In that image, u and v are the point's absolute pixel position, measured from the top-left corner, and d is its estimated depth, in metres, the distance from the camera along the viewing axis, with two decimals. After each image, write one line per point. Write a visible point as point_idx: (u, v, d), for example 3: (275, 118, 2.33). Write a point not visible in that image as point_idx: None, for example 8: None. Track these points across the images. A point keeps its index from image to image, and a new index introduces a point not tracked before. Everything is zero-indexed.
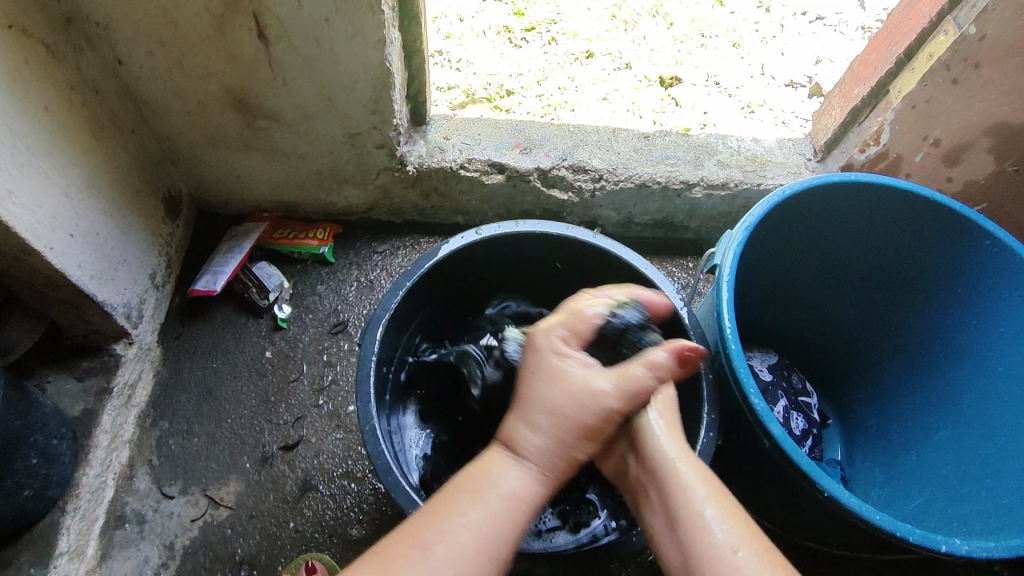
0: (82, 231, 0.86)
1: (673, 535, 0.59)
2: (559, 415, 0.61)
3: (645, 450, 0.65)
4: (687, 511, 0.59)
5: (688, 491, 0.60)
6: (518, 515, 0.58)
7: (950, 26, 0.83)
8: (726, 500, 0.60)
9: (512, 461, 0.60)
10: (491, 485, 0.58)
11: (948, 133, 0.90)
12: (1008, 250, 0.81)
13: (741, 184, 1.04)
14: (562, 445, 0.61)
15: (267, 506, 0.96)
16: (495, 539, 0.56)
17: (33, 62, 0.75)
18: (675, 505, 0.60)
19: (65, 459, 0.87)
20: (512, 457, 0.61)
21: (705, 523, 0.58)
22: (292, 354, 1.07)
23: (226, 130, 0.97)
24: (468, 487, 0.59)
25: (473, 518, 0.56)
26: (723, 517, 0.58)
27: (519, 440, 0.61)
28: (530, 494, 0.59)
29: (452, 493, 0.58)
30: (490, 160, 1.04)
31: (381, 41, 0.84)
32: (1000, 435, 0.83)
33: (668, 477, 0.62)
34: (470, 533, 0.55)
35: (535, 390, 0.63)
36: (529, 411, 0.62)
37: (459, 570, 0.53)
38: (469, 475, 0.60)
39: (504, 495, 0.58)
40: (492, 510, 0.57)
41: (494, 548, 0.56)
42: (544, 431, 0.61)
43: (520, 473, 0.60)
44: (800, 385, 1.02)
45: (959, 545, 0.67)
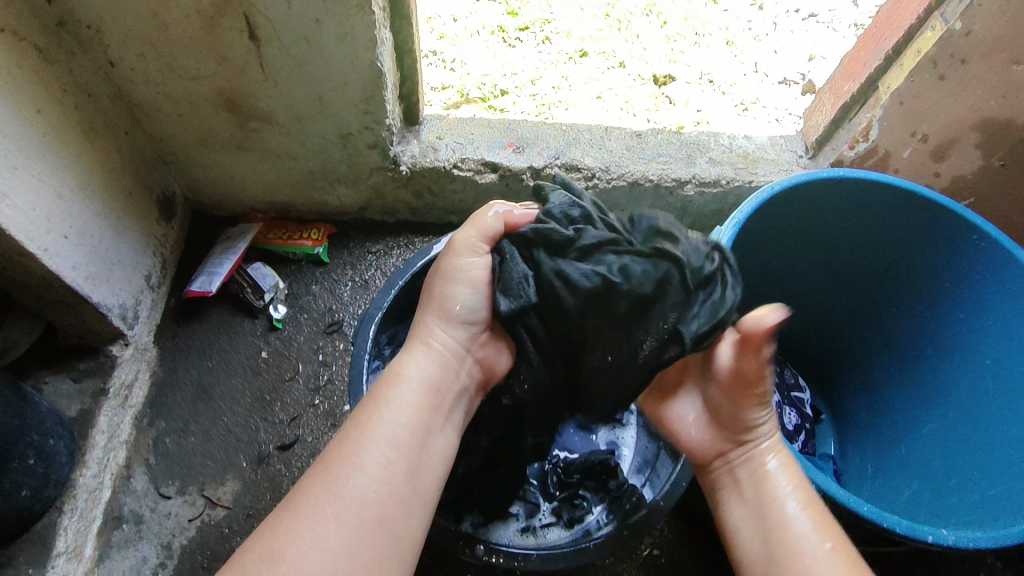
0: (76, 232, 0.87)
1: (766, 546, 0.64)
2: (432, 386, 0.68)
3: (764, 476, 0.68)
4: (783, 514, 0.65)
5: (785, 505, 0.65)
6: (414, 447, 0.63)
7: (936, 23, 0.83)
8: (816, 506, 0.66)
9: (423, 348, 0.70)
10: (384, 420, 0.64)
11: (936, 128, 0.90)
12: (995, 244, 0.82)
13: (733, 180, 1.05)
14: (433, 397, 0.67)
15: (263, 505, 0.96)
16: (400, 460, 0.62)
17: (24, 65, 0.76)
18: (764, 501, 0.66)
19: (62, 460, 0.87)
20: (424, 345, 0.70)
21: (801, 533, 0.63)
22: (287, 354, 1.08)
23: (219, 131, 0.98)
24: (387, 381, 0.67)
25: (375, 443, 0.62)
26: (812, 520, 0.64)
27: (428, 327, 0.72)
28: (419, 431, 0.64)
29: (352, 427, 0.64)
30: (483, 159, 1.05)
31: (372, 42, 0.84)
32: (987, 427, 0.83)
33: (773, 498, 0.66)
34: (375, 464, 0.61)
35: (429, 298, 0.73)
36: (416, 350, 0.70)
37: (375, 482, 0.60)
38: (366, 408, 0.65)
39: (406, 428, 0.64)
40: (403, 424, 0.64)
41: (401, 471, 0.62)
42: (444, 326, 0.71)
43: (401, 418, 0.64)
44: (793, 380, 1.04)
45: (946, 535, 0.67)
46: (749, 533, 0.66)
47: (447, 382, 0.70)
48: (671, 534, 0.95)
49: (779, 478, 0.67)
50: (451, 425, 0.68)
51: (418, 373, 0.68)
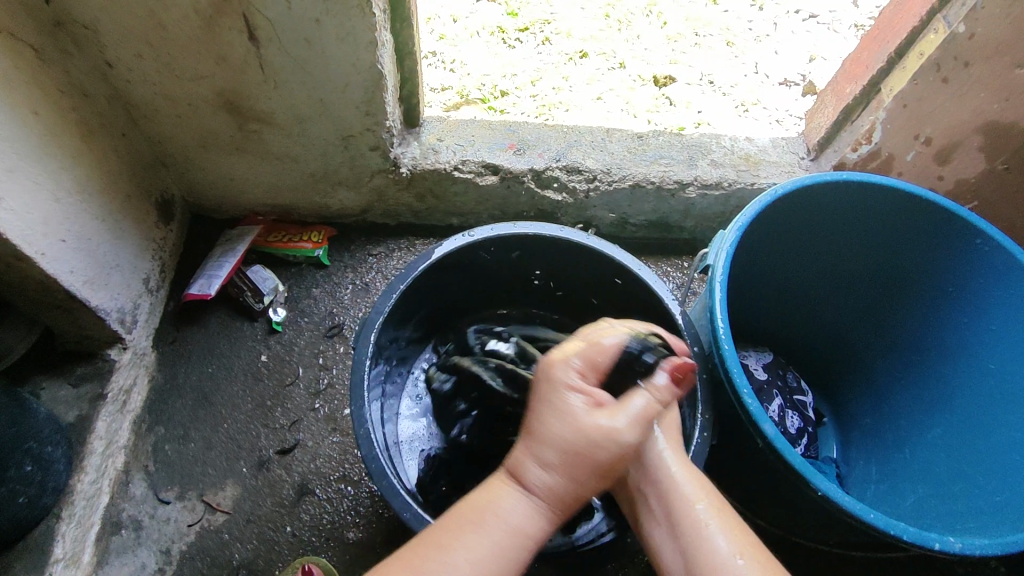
0: (74, 236, 0.86)
1: (674, 542, 0.61)
2: (563, 447, 0.60)
3: (649, 461, 0.65)
4: (682, 514, 0.62)
5: (689, 502, 0.62)
6: (522, 547, 0.59)
7: (940, 24, 0.83)
8: (728, 513, 0.62)
9: (517, 491, 0.60)
10: (489, 514, 0.59)
11: (939, 131, 0.90)
12: (999, 248, 0.81)
13: (735, 183, 1.05)
14: (570, 482, 0.60)
15: (264, 510, 0.95)
16: (495, 562, 0.57)
17: (21, 67, 0.75)
18: (671, 507, 0.63)
19: (60, 466, 0.86)
20: (515, 487, 0.61)
21: (707, 533, 0.60)
22: (287, 358, 1.07)
23: (218, 133, 0.97)
24: (472, 513, 0.60)
25: (466, 543, 0.57)
26: (722, 526, 0.61)
27: (524, 468, 0.61)
28: (533, 523, 0.59)
29: (456, 518, 0.60)
30: (484, 161, 1.04)
31: (372, 43, 0.84)
32: (993, 432, 0.83)
33: (667, 488, 0.63)
34: (463, 561, 0.56)
35: (540, 423, 0.62)
36: (540, 445, 0.61)
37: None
38: (468, 506, 0.61)
39: (512, 526, 0.59)
40: (495, 541, 0.58)
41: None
42: (548, 466, 0.60)
43: (524, 500, 0.60)
44: (795, 383, 1.02)
45: (952, 543, 0.67)
46: (652, 517, 0.64)
47: (591, 451, 0.60)
48: None
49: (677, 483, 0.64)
50: (602, 475, 0.62)
51: (537, 466, 0.61)
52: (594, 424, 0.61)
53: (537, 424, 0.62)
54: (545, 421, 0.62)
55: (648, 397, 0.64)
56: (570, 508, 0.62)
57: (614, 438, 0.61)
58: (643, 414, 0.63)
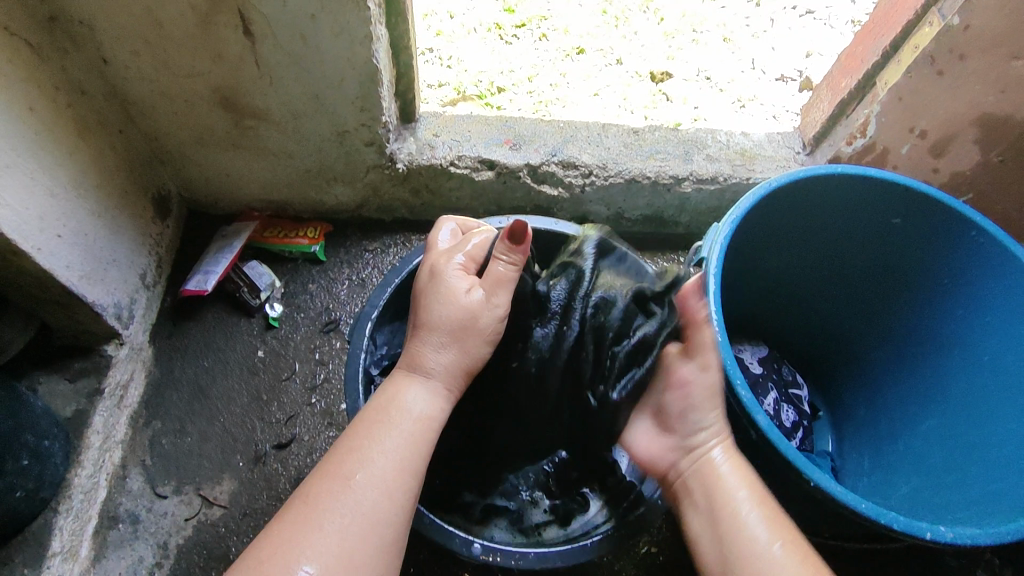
0: (71, 231, 0.86)
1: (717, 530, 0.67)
2: (444, 326, 0.68)
3: (713, 466, 0.72)
4: (732, 514, 0.67)
5: (733, 491, 0.69)
6: (428, 435, 0.65)
7: (934, 18, 0.83)
8: (766, 502, 0.68)
9: (416, 381, 0.66)
10: (404, 412, 0.65)
11: (933, 124, 0.90)
12: (993, 240, 0.82)
13: (730, 177, 1.05)
14: (462, 355, 0.68)
15: (261, 504, 0.96)
16: (409, 452, 0.62)
17: (17, 62, 0.75)
18: (714, 498, 0.69)
19: (57, 460, 0.87)
20: (414, 378, 0.67)
21: (748, 520, 0.66)
22: (283, 353, 1.07)
23: (214, 129, 0.97)
24: (378, 411, 0.65)
25: (388, 441, 0.62)
26: (763, 519, 0.66)
27: (421, 357, 0.67)
28: (434, 419, 0.66)
29: (366, 420, 0.64)
30: (480, 156, 1.05)
31: (368, 38, 0.84)
32: (987, 424, 0.83)
33: (720, 486, 0.70)
34: (385, 455, 0.61)
35: (424, 310, 0.69)
36: (429, 333, 0.68)
37: (384, 476, 0.60)
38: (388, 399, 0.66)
39: (411, 417, 0.64)
40: (402, 433, 0.63)
41: (409, 463, 0.62)
42: (441, 348, 0.67)
43: (422, 389, 0.66)
44: (790, 377, 1.03)
45: (944, 532, 0.67)
46: (697, 511, 0.70)
47: (452, 317, 0.68)
48: (669, 533, 0.94)
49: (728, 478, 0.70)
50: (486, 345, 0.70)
51: (434, 352, 0.67)
52: (457, 306, 0.68)
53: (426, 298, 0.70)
54: (428, 305, 0.69)
55: (502, 264, 0.70)
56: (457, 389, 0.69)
57: (479, 322, 0.69)
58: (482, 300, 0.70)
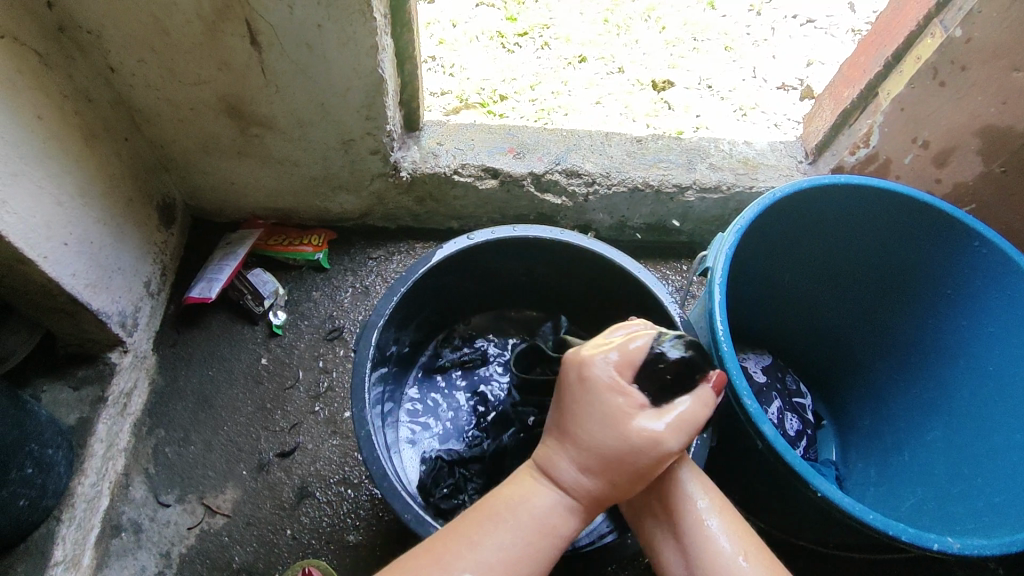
0: (77, 239, 0.87)
1: (693, 571, 0.61)
2: (593, 450, 0.60)
3: (672, 492, 0.64)
4: (709, 553, 0.61)
5: (712, 533, 0.62)
6: (551, 538, 0.60)
7: (937, 28, 0.84)
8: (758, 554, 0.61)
9: (506, 538, 0.58)
10: (529, 500, 0.61)
11: (936, 135, 0.91)
12: (997, 250, 0.82)
13: (733, 186, 1.05)
14: (592, 479, 0.60)
15: (264, 513, 0.96)
16: (524, 558, 0.58)
17: (26, 72, 0.76)
18: (683, 530, 0.63)
19: (61, 469, 0.87)
20: (500, 533, 0.58)
21: (740, 573, 0.59)
22: (287, 361, 1.07)
23: (220, 137, 0.98)
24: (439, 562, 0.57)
25: (492, 542, 0.58)
26: (757, 568, 0.60)
27: (533, 516, 0.60)
28: (563, 519, 0.60)
29: (481, 518, 0.59)
30: (484, 165, 1.05)
31: (374, 47, 0.84)
32: (992, 435, 0.83)
33: (690, 518, 0.63)
34: (489, 558, 0.57)
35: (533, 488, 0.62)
36: (573, 442, 0.61)
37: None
38: (484, 504, 0.62)
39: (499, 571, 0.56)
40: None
41: (523, 573, 0.57)
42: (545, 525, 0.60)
43: (509, 552, 0.58)
44: (794, 386, 1.03)
45: (951, 543, 0.67)
46: (669, 544, 0.64)
47: (617, 448, 0.59)
48: None
49: (694, 510, 0.63)
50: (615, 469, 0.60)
51: (570, 463, 0.61)
52: (612, 407, 0.60)
53: (569, 420, 0.61)
54: (586, 417, 0.60)
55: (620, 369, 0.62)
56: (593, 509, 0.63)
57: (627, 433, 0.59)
58: (692, 427, 0.61)
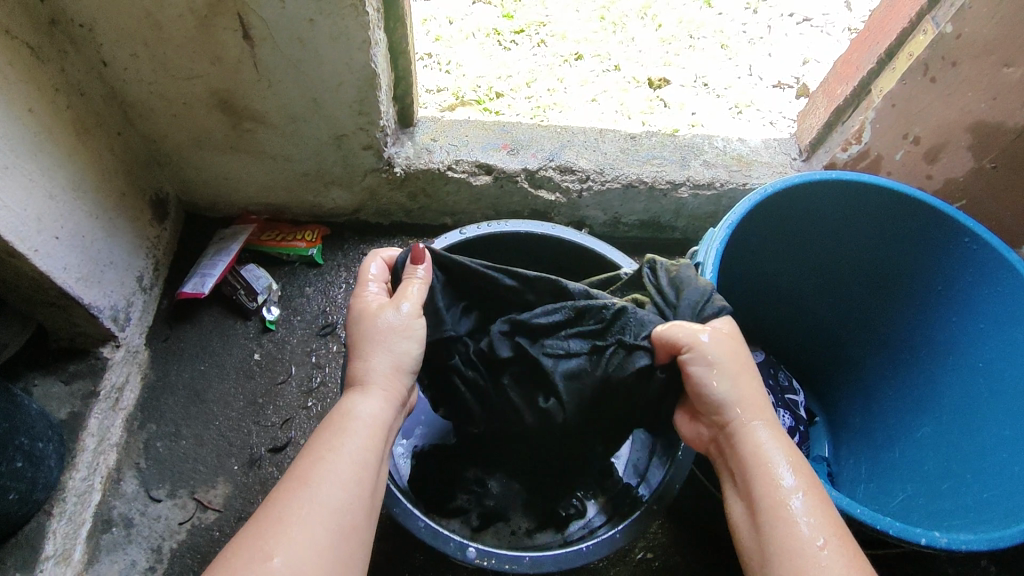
0: (68, 233, 0.86)
1: (752, 520, 0.60)
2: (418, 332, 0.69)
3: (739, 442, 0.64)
4: (772, 499, 0.59)
5: (777, 480, 0.60)
6: (378, 437, 0.62)
7: (928, 26, 0.83)
8: (817, 497, 0.59)
9: (362, 391, 0.64)
10: (355, 415, 0.62)
11: (928, 132, 0.91)
12: (988, 246, 0.82)
13: (727, 183, 1.05)
14: (395, 359, 0.66)
15: (255, 508, 0.96)
16: (362, 475, 0.59)
17: (17, 64, 0.76)
18: (749, 478, 0.61)
19: (51, 463, 0.86)
20: (358, 388, 0.64)
21: (794, 516, 0.57)
22: (279, 356, 1.07)
23: (213, 132, 0.98)
24: (332, 419, 0.62)
25: (343, 447, 0.59)
26: (808, 511, 0.58)
27: (351, 404, 0.63)
28: (378, 427, 0.63)
29: (318, 433, 0.61)
30: (478, 161, 1.05)
31: (366, 42, 0.84)
32: (981, 431, 0.83)
33: (754, 469, 0.61)
34: (345, 463, 0.58)
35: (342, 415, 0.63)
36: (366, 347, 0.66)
37: (349, 478, 0.58)
38: (329, 418, 0.63)
39: (362, 420, 0.62)
40: (353, 451, 0.59)
41: (361, 489, 0.58)
42: (376, 400, 0.64)
43: (361, 418, 0.62)
44: (787, 382, 1.03)
45: (938, 537, 0.67)
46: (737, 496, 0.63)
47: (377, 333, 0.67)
48: (665, 538, 0.94)
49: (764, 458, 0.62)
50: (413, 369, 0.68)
51: (381, 359, 0.66)
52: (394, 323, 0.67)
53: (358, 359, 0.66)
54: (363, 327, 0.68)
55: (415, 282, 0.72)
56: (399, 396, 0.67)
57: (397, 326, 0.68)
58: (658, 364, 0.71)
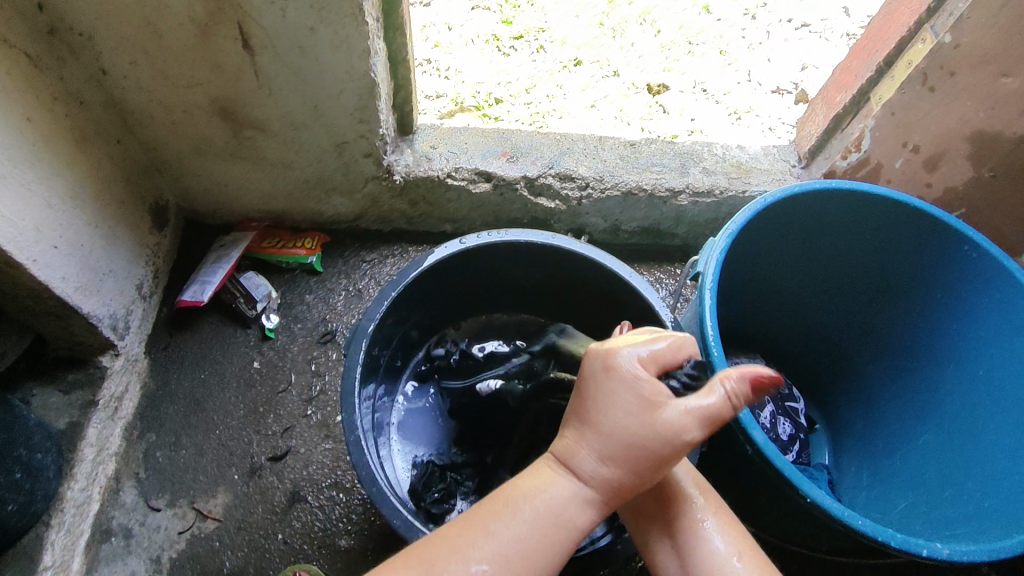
0: (67, 242, 0.86)
1: (689, 567, 0.64)
2: (615, 437, 0.58)
3: (668, 486, 0.67)
4: (696, 532, 0.65)
5: (699, 517, 0.66)
6: (565, 531, 0.58)
7: (927, 34, 0.84)
8: (726, 518, 0.67)
9: (571, 475, 0.59)
10: (540, 497, 0.59)
11: (927, 140, 0.91)
12: (988, 255, 0.82)
13: (727, 190, 1.05)
14: (623, 474, 0.58)
15: (255, 517, 0.95)
16: (539, 549, 0.57)
17: (16, 74, 0.76)
18: (679, 520, 0.66)
19: (50, 473, 0.86)
20: (566, 468, 0.60)
21: (722, 553, 0.64)
22: (279, 365, 1.07)
23: (213, 140, 0.98)
24: (513, 500, 0.59)
25: (499, 531, 0.57)
26: (723, 533, 0.65)
27: (574, 455, 0.60)
28: (578, 509, 0.59)
29: (488, 506, 0.59)
30: (477, 168, 1.05)
31: (366, 51, 0.84)
32: (983, 440, 0.83)
33: (687, 520, 0.66)
34: (510, 540, 0.57)
35: (515, 486, 0.60)
36: (599, 433, 0.59)
37: (509, 562, 0.56)
38: (500, 491, 0.61)
39: (563, 501, 0.58)
40: (534, 523, 0.58)
41: (537, 561, 0.57)
42: (601, 460, 0.59)
43: (570, 485, 0.59)
44: (788, 390, 1.02)
45: (940, 549, 0.67)
46: (667, 542, 0.66)
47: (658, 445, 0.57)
48: None
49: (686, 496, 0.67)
50: (656, 475, 0.59)
51: (592, 455, 0.59)
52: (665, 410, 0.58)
53: (600, 417, 0.59)
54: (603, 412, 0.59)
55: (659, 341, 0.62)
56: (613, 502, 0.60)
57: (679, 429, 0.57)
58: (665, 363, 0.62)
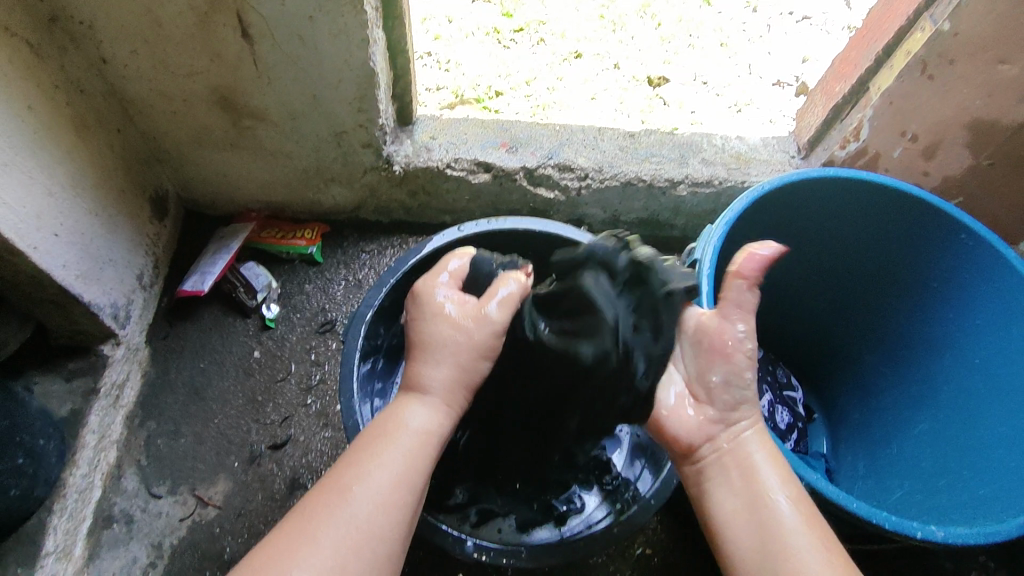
0: (67, 230, 0.86)
1: (758, 529, 0.62)
2: (456, 384, 0.66)
3: (743, 458, 0.67)
4: (772, 513, 0.63)
5: (776, 499, 0.64)
6: (428, 452, 0.64)
7: (926, 23, 0.83)
8: (814, 521, 0.62)
9: (417, 402, 0.65)
10: (399, 423, 0.64)
11: (925, 128, 0.91)
12: (984, 243, 0.82)
13: (726, 180, 1.06)
14: (459, 372, 0.66)
15: (255, 505, 0.96)
16: (415, 470, 0.62)
17: (17, 62, 0.76)
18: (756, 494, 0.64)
19: (52, 459, 0.87)
20: (416, 396, 0.65)
21: (790, 540, 0.61)
22: (279, 354, 1.07)
23: (212, 129, 0.98)
24: (383, 425, 0.64)
25: (389, 458, 0.62)
26: (802, 525, 0.62)
27: (422, 378, 0.66)
28: (437, 433, 0.65)
29: (366, 440, 0.63)
30: (477, 159, 1.05)
31: (365, 40, 0.84)
32: (979, 426, 0.84)
33: (759, 485, 0.65)
34: (386, 477, 0.60)
35: (388, 414, 0.65)
36: (432, 350, 0.66)
37: (379, 503, 0.59)
38: (380, 420, 0.65)
39: (412, 433, 0.63)
40: (404, 450, 0.62)
41: (412, 480, 0.62)
42: (443, 366, 0.65)
43: (426, 413, 0.65)
44: (785, 379, 1.05)
45: (934, 531, 0.68)
46: (732, 502, 0.65)
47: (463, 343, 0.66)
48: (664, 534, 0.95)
49: (761, 476, 0.65)
50: (487, 360, 0.67)
51: (440, 369, 0.65)
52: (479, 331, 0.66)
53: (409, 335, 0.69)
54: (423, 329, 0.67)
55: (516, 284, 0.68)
56: (460, 401, 0.67)
57: (477, 341, 0.66)
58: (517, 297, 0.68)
